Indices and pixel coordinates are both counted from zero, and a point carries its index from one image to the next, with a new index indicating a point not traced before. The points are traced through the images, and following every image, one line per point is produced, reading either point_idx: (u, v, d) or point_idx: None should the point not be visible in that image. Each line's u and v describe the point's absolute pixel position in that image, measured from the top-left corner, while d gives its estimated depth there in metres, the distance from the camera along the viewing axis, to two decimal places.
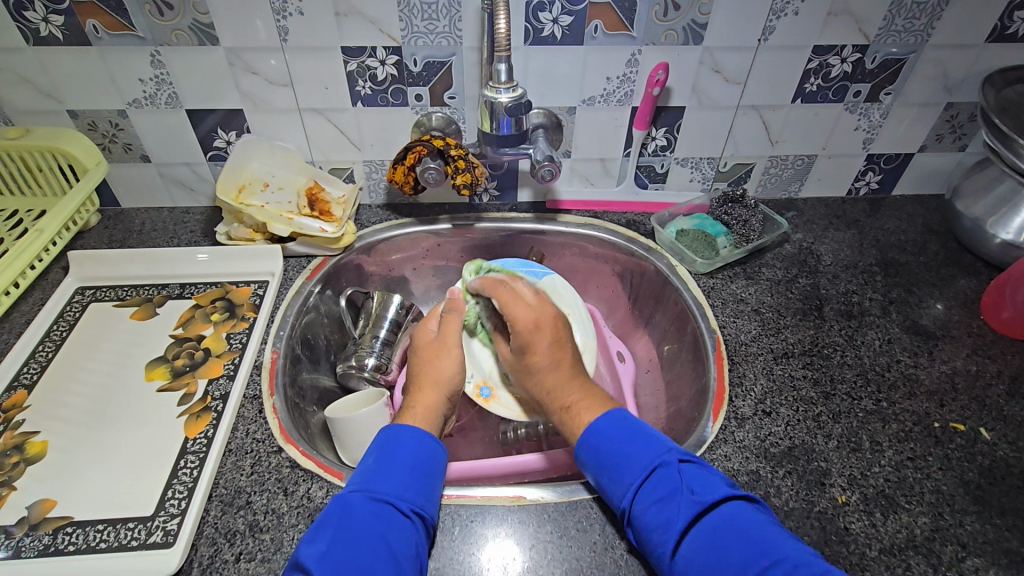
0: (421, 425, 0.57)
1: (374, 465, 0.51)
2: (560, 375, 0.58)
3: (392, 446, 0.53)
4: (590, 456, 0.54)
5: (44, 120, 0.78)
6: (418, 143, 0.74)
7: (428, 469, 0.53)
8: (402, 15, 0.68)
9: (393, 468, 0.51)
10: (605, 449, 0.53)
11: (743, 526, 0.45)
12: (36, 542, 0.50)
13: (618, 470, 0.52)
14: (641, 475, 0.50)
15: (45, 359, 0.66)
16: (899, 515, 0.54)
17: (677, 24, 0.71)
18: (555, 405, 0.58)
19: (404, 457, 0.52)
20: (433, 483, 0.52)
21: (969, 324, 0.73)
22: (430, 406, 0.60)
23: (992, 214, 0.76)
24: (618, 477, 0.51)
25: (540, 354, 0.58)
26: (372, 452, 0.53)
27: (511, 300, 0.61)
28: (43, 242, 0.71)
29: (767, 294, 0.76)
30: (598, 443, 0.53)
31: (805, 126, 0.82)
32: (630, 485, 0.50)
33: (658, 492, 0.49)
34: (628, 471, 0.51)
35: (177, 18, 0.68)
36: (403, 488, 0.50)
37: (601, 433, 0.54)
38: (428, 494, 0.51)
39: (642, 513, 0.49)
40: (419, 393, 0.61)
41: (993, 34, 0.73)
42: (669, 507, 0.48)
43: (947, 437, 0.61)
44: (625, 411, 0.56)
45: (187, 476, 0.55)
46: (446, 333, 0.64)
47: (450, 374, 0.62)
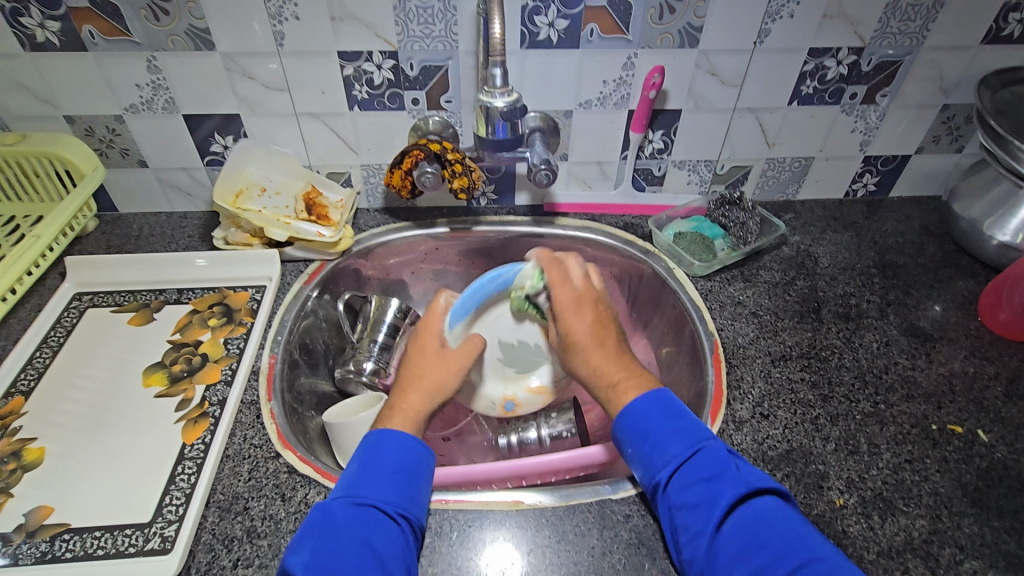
0: (405, 428, 0.57)
1: (357, 470, 0.52)
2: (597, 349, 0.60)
3: (376, 450, 0.53)
4: (631, 429, 0.54)
5: (41, 126, 0.78)
6: (414, 147, 0.74)
7: (413, 471, 0.53)
8: (398, 20, 0.69)
9: (376, 472, 0.51)
10: (648, 423, 0.54)
11: (785, 517, 0.46)
12: (33, 549, 0.50)
13: (662, 445, 0.52)
14: (687, 453, 0.51)
15: (42, 365, 0.66)
16: (897, 518, 0.54)
17: (673, 27, 0.71)
18: (601, 384, 0.59)
19: (388, 458, 0.52)
20: (418, 484, 0.52)
21: (967, 325, 0.73)
22: (414, 411, 0.58)
23: (990, 215, 0.76)
24: (661, 452, 0.52)
25: (580, 330, 0.61)
26: (357, 458, 0.53)
27: (559, 281, 0.64)
28: (40, 247, 0.72)
29: (764, 297, 0.76)
30: (641, 413, 0.54)
31: (802, 128, 0.82)
32: (675, 460, 0.51)
33: (702, 471, 0.50)
34: (674, 446, 0.52)
35: (173, 23, 0.68)
36: (386, 491, 0.50)
37: (644, 406, 0.55)
38: (412, 496, 0.51)
39: (683, 488, 0.50)
40: (405, 399, 0.59)
41: (988, 36, 0.73)
42: (715, 487, 0.49)
43: (945, 439, 0.60)
44: (671, 394, 0.56)
45: (184, 482, 0.55)
46: (446, 357, 0.63)
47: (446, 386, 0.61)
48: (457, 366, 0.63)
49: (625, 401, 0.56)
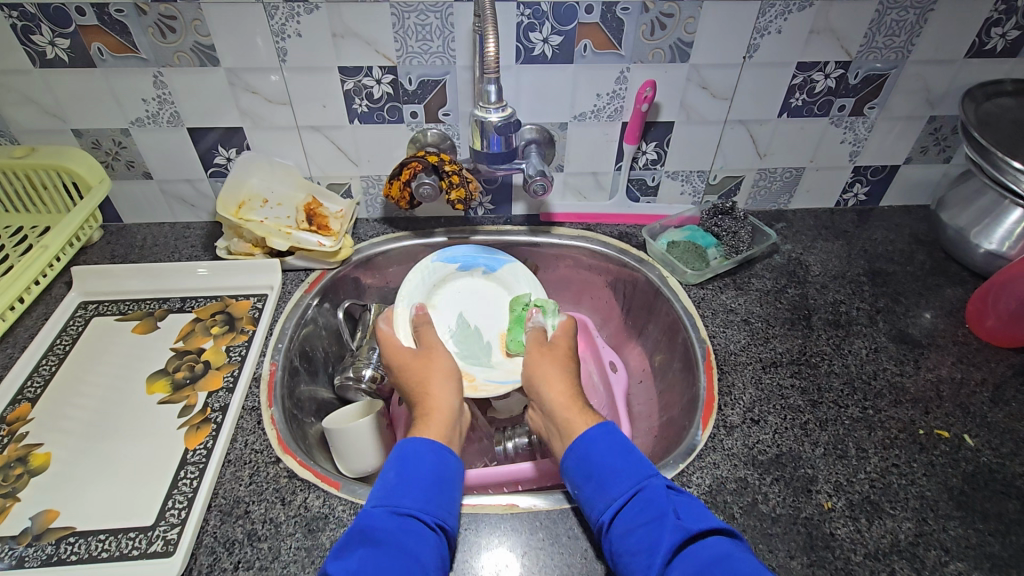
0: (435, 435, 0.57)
1: (395, 479, 0.52)
2: (556, 365, 0.65)
3: (412, 460, 0.54)
4: (578, 470, 0.55)
5: (49, 139, 0.80)
6: (413, 159, 0.76)
7: (445, 481, 0.54)
8: (397, 37, 0.71)
9: (417, 482, 0.52)
10: (591, 462, 0.55)
11: (734, 559, 0.44)
12: (40, 552, 0.52)
13: (607, 485, 0.53)
14: (628, 494, 0.51)
15: (48, 372, 0.68)
16: (884, 521, 0.55)
17: (664, 43, 0.73)
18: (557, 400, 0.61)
19: (425, 470, 0.53)
20: (451, 495, 0.53)
21: (955, 333, 0.74)
22: (443, 407, 0.61)
23: (976, 224, 0.78)
24: (605, 494, 0.52)
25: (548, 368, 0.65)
26: (387, 467, 0.54)
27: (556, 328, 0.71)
28: (47, 258, 0.73)
29: (756, 304, 0.78)
30: (587, 452, 0.55)
31: (792, 139, 0.84)
32: (616, 502, 0.51)
33: (644, 513, 0.49)
34: (616, 488, 0.52)
35: (179, 40, 0.70)
36: (425, 502, 0.51)
37: (592, 446, 0.55)
38: (449, 506, 0.52)
39: (625, 532, 0.49)
40: (431, 394, 0.62)
41: (972, 50, 0.75)
42: (654, 531, 0.48)
43: (932, 443, 0.62)
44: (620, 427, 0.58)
45: (187, 486, 0.56)
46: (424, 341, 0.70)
47: (450, 366, 0.66)
48: (444, 353, 0.68)
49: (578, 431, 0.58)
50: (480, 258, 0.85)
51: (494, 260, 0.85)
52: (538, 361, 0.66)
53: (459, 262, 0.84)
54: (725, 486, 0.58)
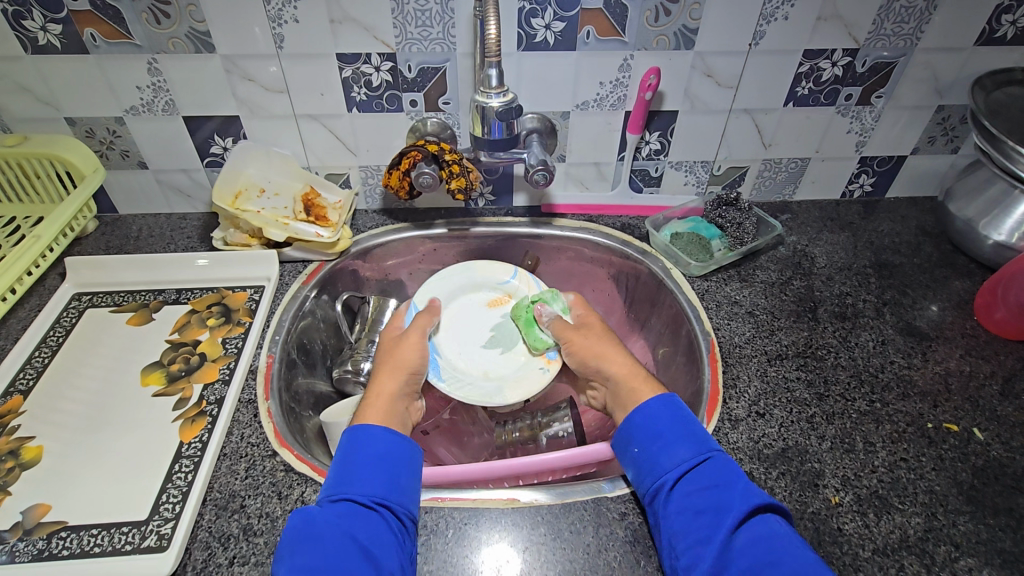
0: (379, 420, 0.57)
1: (337, 467, 0.52)
2: (605, 341, 0.68)
3: (357, 444, 0.54)
4: (641, 430, 0.56)
5: (42, 128, 0.78)
6: (413, 148, 0.74)
7: (394, 461, 0.53)
8: (396, 23, 0.69)
9: (356, 466, 0.52)
10: (655, 427, 0.55)
11: (787, 538, 0.46)
12: (31, 546, 0.51)
13: (670, 449, 0.53)
14: (694, 461, 0.52)
15: (41, 364, 0.66)
16: (893, 516, 0.54)
17: (668, 29, 0.71)
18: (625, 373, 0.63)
19: (368, 452, 0.53)
20: (402, 472, 0.53)
21: (963, 325, 0.73)
22: (384, 395, 0.60)
23: (985, 215, 0.77)
24: (670, 456, 0.53)
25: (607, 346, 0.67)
26: (338, 454, 0.54)
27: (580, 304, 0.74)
28: (40, 248, 0.72)
29: (761, 296, 0.76)
30: (647, 420, 0.56)
31: (798, 129, 0.83)
32: (682, 466, 0.52)
33: (711, 480, 0.51)
34: (683, 450, 0.53)
35: (173, 25, 0.69)
36: (373, 482, 0.50)
37: (654, 413, 0.56)
38: (398, 486, 0.51)
39: (689, 493, 0.50)
40: (377, 380, 0.62)
41: (982, 37, 0.74)
42: (727, 496, 0.49)
43: (941, 437, 0.61)
44: (681, 400, 0.58)
45: (181, 480, 0.55)
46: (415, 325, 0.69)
47: (411, 360, 0.65)
48: (418, 341, 0.67)
49: (639, 401, 0.59)
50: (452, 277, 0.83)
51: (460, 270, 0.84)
52: (575, 341, 0.69)
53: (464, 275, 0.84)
54: None
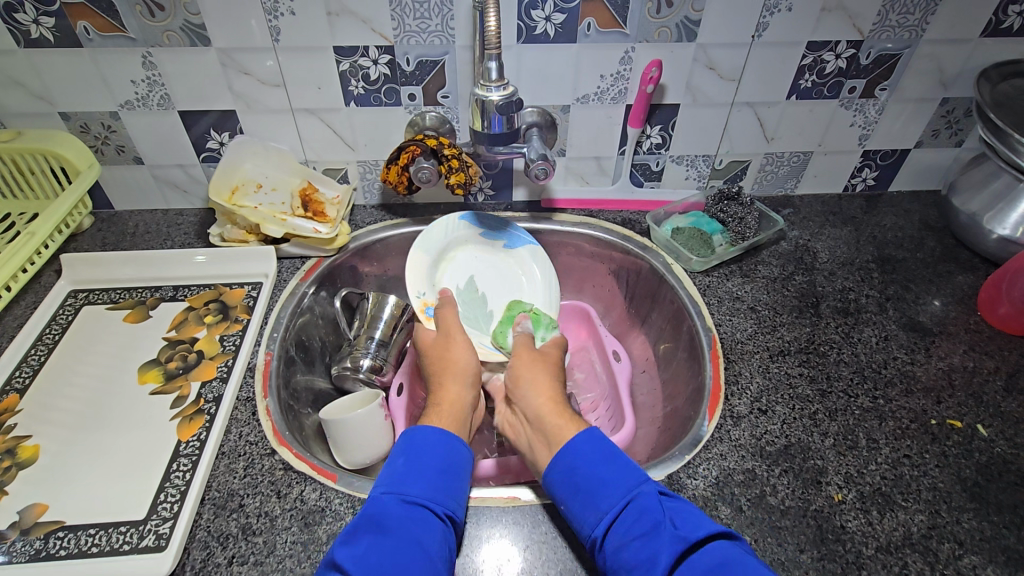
0: (446, 425, 0.58)
1: (403, 465, 0.52)
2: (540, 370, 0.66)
3: (419, 448, 0.53)
4: (563, 485, 0.52)
5: (35, 123, 0.77)
6: (411, 143, 0.73)
7: (454, 471, 0.53)
8: (394, 15, 0.68)
9: (422, 469, 0.51)
10: (580, 472, 0.52)
11: (736, 566, 0.42)
12: (28, 546, 0.50)
13: (596, 499, 0.50)
14: (619, 505, 0.49)
15: (37, 363, 0.66)
16: (895, 513, 0.54)
17: (670, 21, 0.70)
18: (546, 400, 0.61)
19: (430, 458, 0.52)
20: (458, 484, 0.52)
21: (966, 320, 0.73)
22: (454, 400, 0.62)
23: (989, 209, 0.76)
24: (596, 507, 0.49)
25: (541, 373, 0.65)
26: (394, 457, 0.53)
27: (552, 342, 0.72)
28: (35, 244, 0.71)
29: (762, 292, 0.76)
30: (575, 463, 0.53)
31: (801, 122, 0.82)
32: (608, 516, 0.48)
33: (639, 527, 0.46)
34: (607, 498, 0.49)
35: (167, 18, 0.68)
36: (434, 491, 0.50)
37: (578, 454, 0.53)
38: (455, 496, 0.51)
39: (618, 548, 0.46)
40: (444, 386, 0.63)
41: (988, 29, 0.73)
42: (653, 542, 0.45)
43: (944, 434, 0.60)
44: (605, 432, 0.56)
45: (179, 478, 0.55)
46: (447, 325, 0.71)
47: (467, 364, 0.66)
48: (467, 342, 0.69)
49: (567, 437, 0.56)
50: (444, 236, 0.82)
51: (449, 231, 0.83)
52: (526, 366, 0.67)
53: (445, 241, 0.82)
54: (733, 478, 0.56)
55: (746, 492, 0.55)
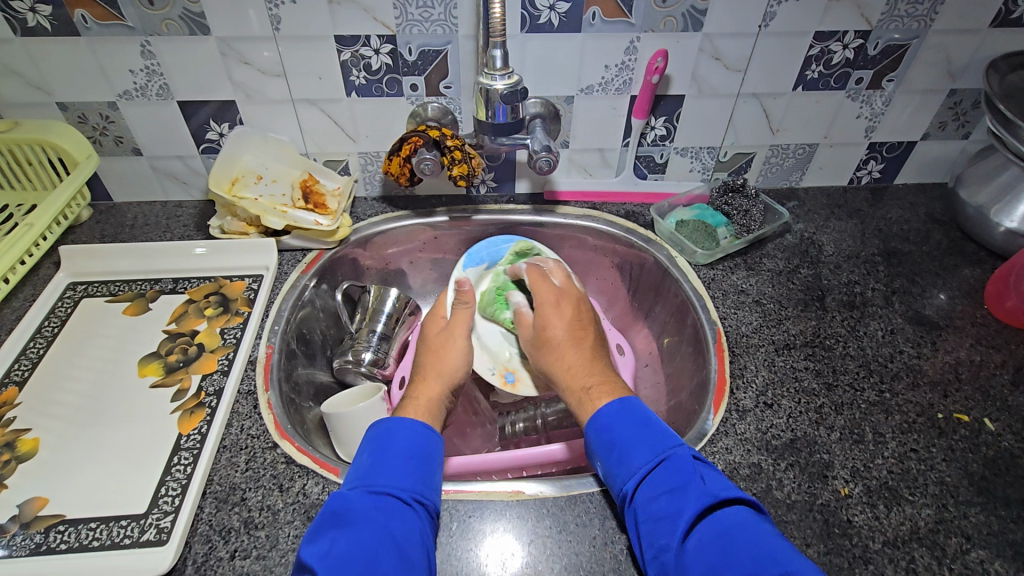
0: (422, 418, 0.56)
1: (368, 460, 0.50)
2: (562, 348, 0.62)
3: (386, 439, 0.52)
4: (598, 439, 0.53)
5: (32, 113, 0.76)
6: (413, 133, 0.72)
7: (425, 457, 0.52)
8: (396, 3, 0.67)
9: (389, 459, 0.50)
10: (613, 432, 0.52)
11: (753, 527, 0.43)
12: (28, 540, 0.50)
13: (627, 455, 0.50)
14: (651, 464, 0.49)
15: (36, 355, 0.65)
16: (903, 507, 0.54)
17: (676, 10, 0.69)
18: (572, 389, 0.59)
19: (398, 447, 0.51)
20: (432, 470, 0.51)
21: (973, 314, 0.72)
22: (431, 399, 0.59)
23: (996, 202, 0.75)
24: (626, 464, 0.50)
25: (555, 331, 0.63)
26: (365, 449, 0.52)
27: (540, 281, 0.69)
28: (33, 236, 0.70)
29: (768, 285, 0.75)
30: (608, 424, 0.53)
31: (807, 114, 0.81)
32: (639, 471, 0.49)
33: (666, 483, 0.47)
34: (638, 457, 0.50)
35: (166, 7, 0.67)
36: (401, 477, 0.49)
37: (611, 417, 0.53)
38: (429, 481, 0.50)
39: (646, 502, 0.47)
40: (420, 385, 0.60)
41: (998, 19, 0.72)
42: (678, 499, 0.46)
43: (951, 428, 0.60)
44: (640, 400, 0.55)
45: (180, 472, 0.54)
46: (455, 321, 0.66)
47: (456, 368, 0.62)
48: (464, 346, 0.64)
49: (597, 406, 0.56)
50: (487, 252, 0.80)
51: (499, 249, 0.80)
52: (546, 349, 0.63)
53: (485, 261, 0.80)
54: (738, 473, 0.56)
55: (752, 486, 0.55)
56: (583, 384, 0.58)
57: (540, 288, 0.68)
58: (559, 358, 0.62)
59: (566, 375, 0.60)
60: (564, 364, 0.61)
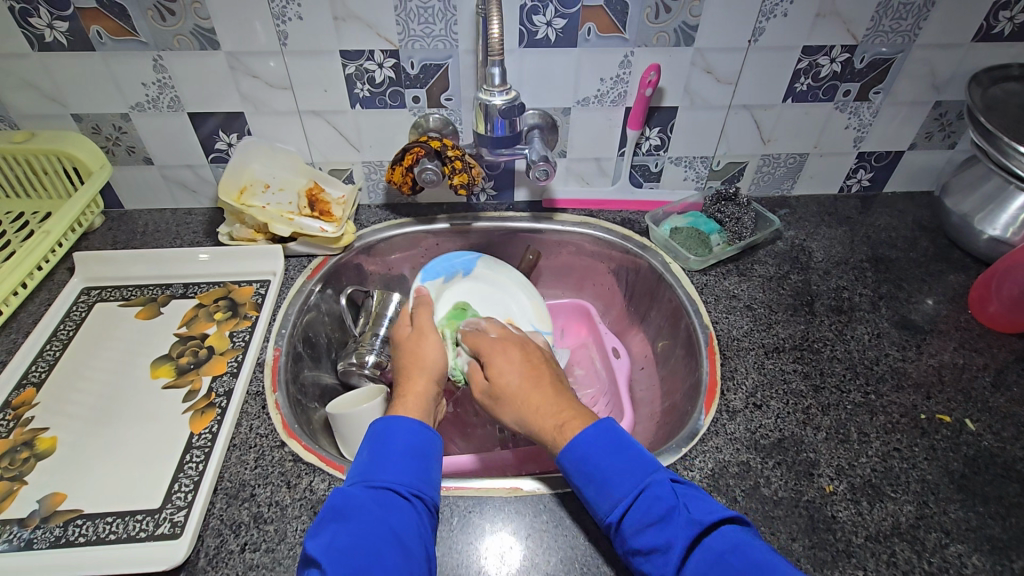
0: (415, 415, 0.58)
1: (369, 457, 0.52)
2: (528, 387, 0.59)
3: (385, 437, 0.54)
4: (577, 471, 0.52)
5: (48, 124, 0.79)
6: (415, 144, 0.75)
7: (422, 453, 0.53)
8: (399, 20, 0.70)
9: (388, 457, 0.52)
10: (593, 464, 0.51)
11: (744, 549, 0.43)
12: (48, 534, 0.52)
13: (609, 487, 0.49)
14: (632, 494, 0.48)
15: (52, 358, 0.68)
16: (885, 504, 0.56)
17: (669, 26, 0.72)
18: (544, 428, 0.56)
19: (396, 445, 0.53)
20: (429, 466, 0.53)
21: (957, 318, 0.74)
22: (421, 392, 0.61)
23: (980, 211, 0.78)
24: (608, 495, 0.49)
25: (511, 377, 0.60)
26: (366, 445, 0.54)
27: (478, 338, 0.67)
28: (49, 243, 0.73)
29: (759, 290, 0.78)
30: (585, 454, 0.51)
31: (797, 125, 0.84)
32: (623, 502, 0.48)
33: (651, 512, 0.47)
34: (618, 488, 0.49)
35: (178, 23, 0.69)
36: (400, 473, 0.51)
37: (588, 446, 0.52)
38: (427, 477, 0.52)
39: (636, 532, 0.47)
40: (407, 380, 0.63)
41: (979, 34, 0.74)
42: (667, 528, 0.45)
43: (934, 428, 0.62)
44: (615, 420, 0.54)
45: (193, 469, 0.57)
46: (420, 325, 0.69)
47: (434, 360, 0.65)
48: (439, 339, 0.68)
49: (568, 438, 0.54)
50: (457, 261, 0.85)
51: (469, 261, 0.86)
52: (515, 396, 0.59)
53: (442, 275, 0.83)
54: (728, 470, 0.58)
55: (740, 483, 0.57)
56: (551, 421, 0.56)
57: (480, 343, 0.67)
58: (523, 402, 0.58)
59: (534, 416, 0.57)
60: (530, 404, 0.58)
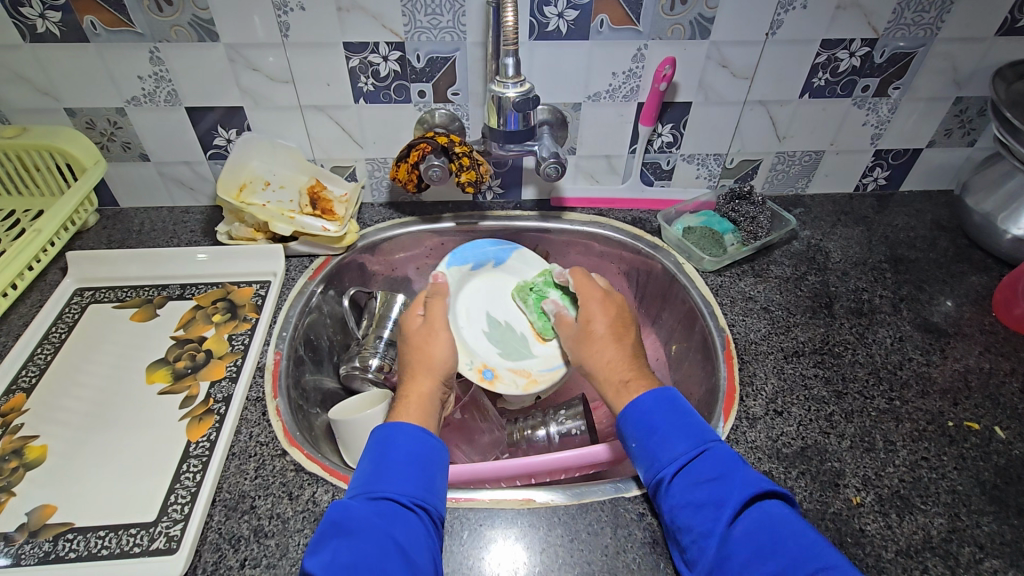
0: (417, 417, 0.56)
1: (370, 466, 0.50)
2: (607, 346, 0.62)
3: (387, 444, 0.51)
4: (638, 426, 0.54)
5: (41, 119, 0.76)
6: (421, 140, 0.72)
7: (425, 461, 0.51)
8: (405, 10, 0.67)
9: (389, 465, 0.50)
10: (658, 419, 0.53)
11: (792, 523, 0.45)
12: (37, 549, 0.49)
13: (669, 442, 0.51)
14: (693, 452, 0.50)
15: (43, 362, 0.65)
16: (915, 516, 0.53)
17: (684, 18, 0.70)
18: (608, 382, 0.60)
19: (398, 453, 0.50)
20: (433, 474, 0.51)
21: (981, 321, 0.72)
22: (423, 394, 0.59)
23: (1003, 210, 0.75)
24: (667, 450, 0.51)
25: (599, 324, 0.64)
26: (367, 454, 0.51)
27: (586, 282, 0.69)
28: (41, 242, 0.70)
29: (776, 292, 0.75)
30: (651, 409, 0.54)
31: (814, 121, 0.81)
32: (681, 459, 0.50)
33: (708, 470, 0.48)
34: (681, 445, 0.51)
35: (176, 13, 0.67)
36: (402, 482, 0.48)
37: (653, 405, 0.54)
38: (431, 485, 0.50)
39: (688, 487, 0.48)
40: (409, 381, 0.61)
41: (1003, 27, 0.72)
42: (722, 487, 0.47)
43: (962, 436, 0.60)
44: (676, 391, 0.56)
45: (190, 480, 0.54)
46: (431, 317, 0.66)
47: (441, 359, 0.62)
48: (446, 338, 0.64)
49: (627, 400, 0.57)
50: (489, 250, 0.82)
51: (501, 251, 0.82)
52: (585, 346, 0.64)
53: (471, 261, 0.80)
54: None
55: None
56: (619, 376, 0.59)
57: (584, 283, 0.69)
58: (598, 353, 0.62)
59: (603, 368, 0.61)
60: (603, 359, 0.62)
